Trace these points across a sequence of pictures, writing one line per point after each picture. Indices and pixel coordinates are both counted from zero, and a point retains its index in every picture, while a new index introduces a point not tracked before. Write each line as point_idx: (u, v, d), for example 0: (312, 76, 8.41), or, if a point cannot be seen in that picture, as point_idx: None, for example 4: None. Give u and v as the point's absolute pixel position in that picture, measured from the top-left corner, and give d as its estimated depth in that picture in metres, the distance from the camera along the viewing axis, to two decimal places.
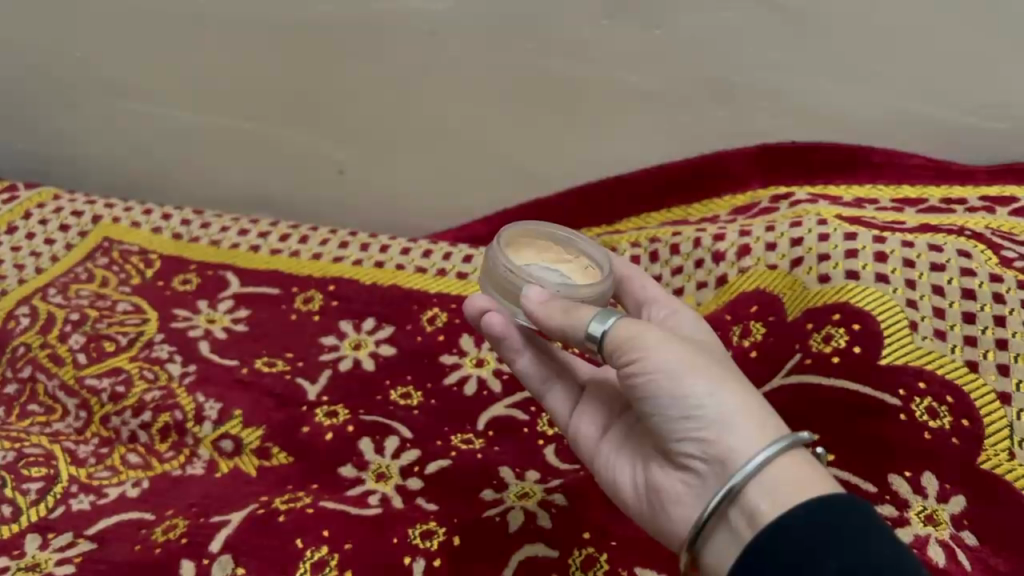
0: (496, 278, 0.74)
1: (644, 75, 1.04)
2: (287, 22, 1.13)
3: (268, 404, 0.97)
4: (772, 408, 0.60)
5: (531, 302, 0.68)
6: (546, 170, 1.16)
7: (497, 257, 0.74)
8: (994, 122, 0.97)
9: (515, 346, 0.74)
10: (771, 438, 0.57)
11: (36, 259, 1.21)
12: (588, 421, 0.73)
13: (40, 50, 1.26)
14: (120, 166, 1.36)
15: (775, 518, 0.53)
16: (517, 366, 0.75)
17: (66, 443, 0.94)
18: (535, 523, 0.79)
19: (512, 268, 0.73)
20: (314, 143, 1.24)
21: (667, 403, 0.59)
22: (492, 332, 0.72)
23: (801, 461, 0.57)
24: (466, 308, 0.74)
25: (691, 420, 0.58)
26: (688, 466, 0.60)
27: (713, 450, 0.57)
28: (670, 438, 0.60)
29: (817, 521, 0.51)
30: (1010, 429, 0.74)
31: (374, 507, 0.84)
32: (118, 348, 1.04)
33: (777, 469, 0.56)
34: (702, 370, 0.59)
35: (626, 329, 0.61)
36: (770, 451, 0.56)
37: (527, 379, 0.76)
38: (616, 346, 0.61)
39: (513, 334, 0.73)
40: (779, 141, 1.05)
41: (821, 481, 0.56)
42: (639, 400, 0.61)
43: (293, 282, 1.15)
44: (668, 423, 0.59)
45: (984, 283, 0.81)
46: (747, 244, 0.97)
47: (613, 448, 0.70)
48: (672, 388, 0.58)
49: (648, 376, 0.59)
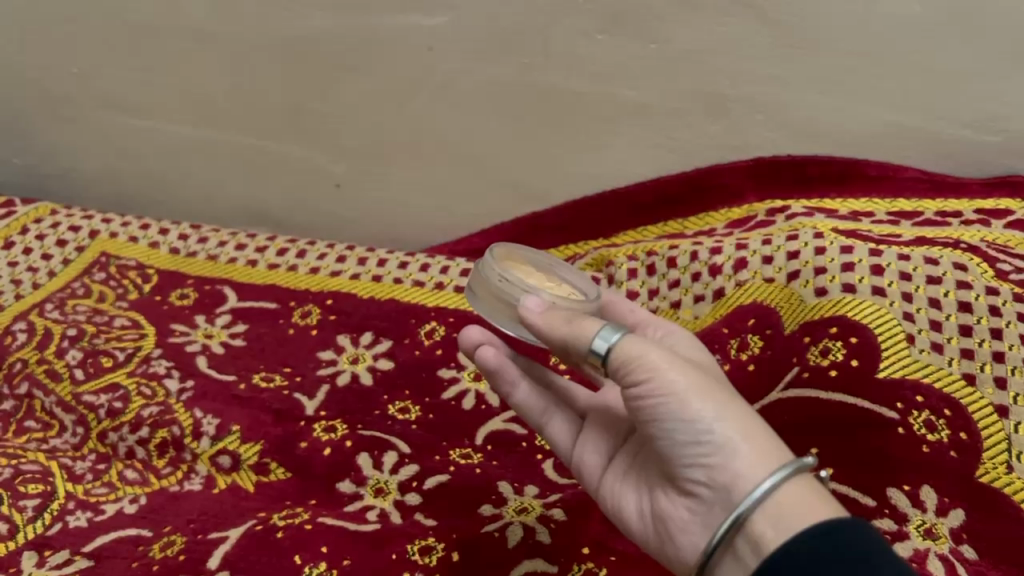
0: (487, 289, 0.74)
1: (639, 90, 1.05)
2: (282, 38, 1.13)
3: (267, 419, 0.97)
4: (774, 434, 0.60)
5: (529, 313, 0.68)
6: (543, 183, 1.17)
7: (489, 269, 0.75)
8: (989, 135, 0.97)
9: (511, 378, 0.76)
10: (775, 465, 0.57)
11: (33, 275, 1.21)
12: (592, 449, 0.73)
13: (39, 65, 1.26)
14: (118, 180, 1.36)
15: (778, 546, 0.54)
16: (514, 400, 0.77)
17: (63, 460, 0.95)
18: (534, 538, 0.79)
19: (504, 278, 0.73)
20: (310, 157, 1.24)
21: (674, 427, 0.59)
22: (488, 365, 0.76)
23: (805, 486, 0.57)
24: (464, 341, 0.78)
25: (700, 444, 0.58)
26: (693, 491, 0.60)
27: (719, 477, 0.58)
28: (676, 462, 0.60)
29: (818, 545, 0.52)
30: (1007, 443, 0.74)
31: (373, 523, 0.84)
32: (115, 364, 1.03)
33: (782, 497, 0.56)
34: (710, 395, 0.59)
35: (632, 347, 0.61)
36: (774, 479, 0.56)
37: (527, 413, 0.77)
38: (621, 364, 0.61)
39: (508, 366, 0.76)
40: (772, 155, 1.05)
41: (827, 506, 0.56)
42: (644, 422, 0.61)
43: (291, 297, 1.14)
44: (674, 447, 0.59)
45: (980, 297, 0.81)
46: (743, 258, 0.97)
47: (618, 475, 0.70)
48: (681, 412, 0.58)
49: (657, 399, 0.59)
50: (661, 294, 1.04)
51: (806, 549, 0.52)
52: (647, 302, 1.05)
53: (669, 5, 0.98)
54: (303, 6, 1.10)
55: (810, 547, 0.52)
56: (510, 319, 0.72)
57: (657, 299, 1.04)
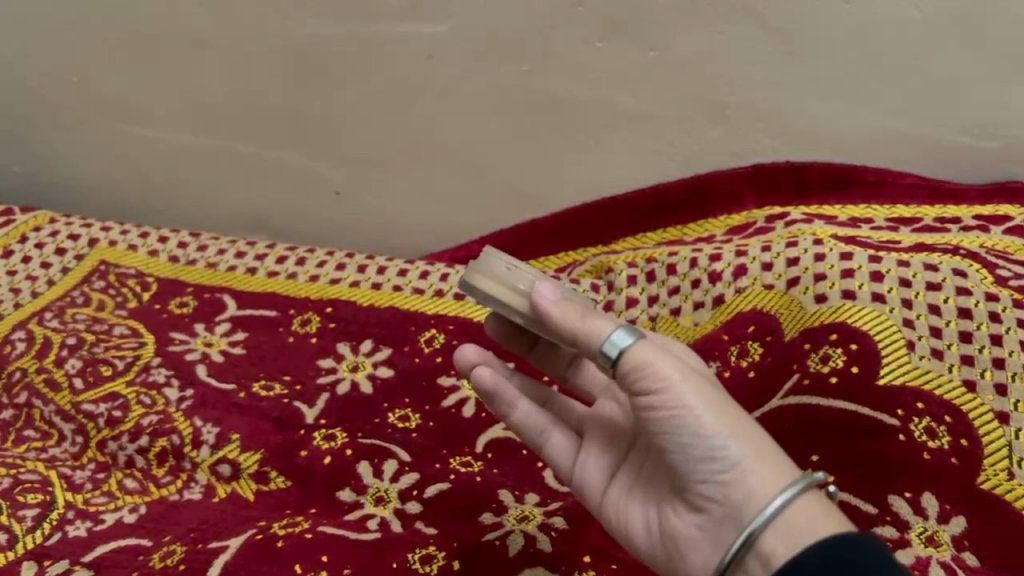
0: (493, 278, 0.71)
1: (638, 97, 1.05)
2: (282, 45, 1.13)
3: (267, 428, 0.97)
4: (782, 453, 0.61)
5: (546, 302, 0.66)
6: (542, 190, 1.17)
7: (491, 260, 0.72)
8: (989, 141, 0.97)
9: (510, 398, 0.77)
10: (785, 483, 0.58)
11: (32, 283, 1.21)
12: (594, 464, 0.73)
13: (37, 74, 1.26)
14: (118, 188, 1.36)
15: (790, 558, 0.55)
16: (513, 420, 0.77)
17: (61, 469, 0.95)
18: (535, 547, 0.80)
19: (512, 269, 0.71)
20: (311, 165, 1.24)
21: (689, 441, 0.60)
22: (485, 385, 0.77)
23: (814, 501, 0.59)
24: (461, 360, 0.80)
25: (715, 460, 0.59)
26: (704, 507, 0.61)
27: (733, 493, 0.59)
28: (689, 477, 0.61)
29: (831, 554, 0.54)
30: (1008, 448, 0.74)
31: (373, 532, 0.85)
32: (115, 373, 1.03)
33: (793, 514, 0.57)
34: (725, 411, 0.60)
35: (646, 353, 0.61)
36: (785, 496, 0.57)
37: (527, 433, 0.77)
38: (633, 370, 0.61)
39: (505, 386, 0.77)
40: (771, 162, 1.05)
41: (835, 522, 0.57)
42: (657, 434, 0.62)
43: (290, 304, 1.14)
44: (687, 461, 0.60)
45: (980, 303, 0.80)
46: (742, 265, 0.97)
47: (622, 492, 0.70)
48: (697, 426, 0.59)
49: (673, 411, 0.60)
50: (661, 300, 1.04)
51: (818, 560, 0.54)
52: (647, 310, 1.05)
53: (667, 11, 0.97)
54: (302, 14, 1.10)
55: (823, 558, 0.54)
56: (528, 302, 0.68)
57: (657, 306, 1.04)
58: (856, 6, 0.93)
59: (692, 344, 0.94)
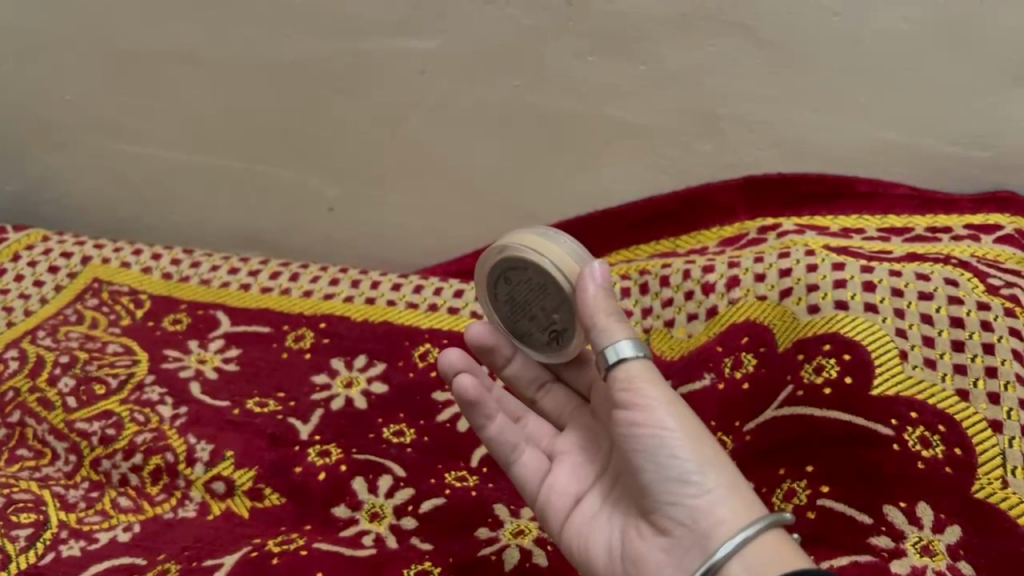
0: (547, 241, 0.75)
1: (630, 111, 1.05)
2: (273, 61, 1.13)
3: (262, 444, 0.97)
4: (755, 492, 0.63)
5: (587, 279, 0.67)
6: (536, 203, 1.17)
7: (555, 232, 0.76)
8: (979, 151, 0.98)
9: (488, 411, 0.77)
10: (753, 517, 0.60)
11: (24, 302, 1.21)
12: (561, 486, 0.74)
13: (33, 94, 1.26)
14: (113, 204, 1.36)
15: None
16: (486, 433, 0.78)
17: (54, 488, 0.94)
18: (530, 562, 0.81)
19: (572, 245, 0.75)
20: (304, 180, 1.24)
21: (665, 462, 0.62)
22: (466, 395, 0.76)
23: (781, 539, 0.60)
24: (448, 360, 0.80)
25: (688, 484, 0.61)
26: (671, 530, 0.63)
27: (702, 520, 0.61)
28: (660, 500, 0.63)
29: None
30: (1002, 457, 0.75)
31: (368, 549, 0.85)
32: (108, 392, 1.03)
33: (752, 550, 0.59)
34: (703, 442, 0.63)
35: (640, 369, 0.64)
36: (745, 534, 0.59)
37: (496, 447, 0.78)
38: (623, 380, 0.64)
39: (485, 400, 0.77)
40: (764, 173, 1.06)
41: (795, 559, 0.59)
42: (634, 453, 0.63)
43: (284, 321, 1.13)
44: (660, 483, 0.62)
45: (972, 312, 0.82)
46: (735, 277, 0.97)
47: (588, 519, 0.71)
48: (676, 448, 0.62)
49: (654, 429, 0.62)
50: (655, 312, 1.04)
51: None
52: (641, 321, 1.04)
53: (664, 27, 0.97)
54: (296, 32, 1.10)
55: None
56: (571, 277, 0.72)
57: (652, 318, 1.04)
58: (846, 19, 0.92)
59: (686, 357, 0.94)
